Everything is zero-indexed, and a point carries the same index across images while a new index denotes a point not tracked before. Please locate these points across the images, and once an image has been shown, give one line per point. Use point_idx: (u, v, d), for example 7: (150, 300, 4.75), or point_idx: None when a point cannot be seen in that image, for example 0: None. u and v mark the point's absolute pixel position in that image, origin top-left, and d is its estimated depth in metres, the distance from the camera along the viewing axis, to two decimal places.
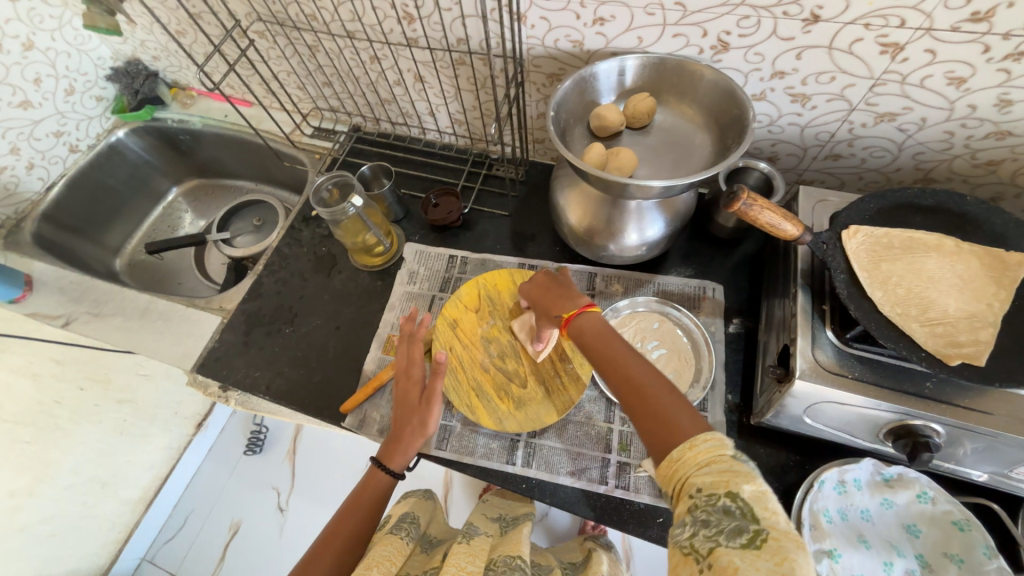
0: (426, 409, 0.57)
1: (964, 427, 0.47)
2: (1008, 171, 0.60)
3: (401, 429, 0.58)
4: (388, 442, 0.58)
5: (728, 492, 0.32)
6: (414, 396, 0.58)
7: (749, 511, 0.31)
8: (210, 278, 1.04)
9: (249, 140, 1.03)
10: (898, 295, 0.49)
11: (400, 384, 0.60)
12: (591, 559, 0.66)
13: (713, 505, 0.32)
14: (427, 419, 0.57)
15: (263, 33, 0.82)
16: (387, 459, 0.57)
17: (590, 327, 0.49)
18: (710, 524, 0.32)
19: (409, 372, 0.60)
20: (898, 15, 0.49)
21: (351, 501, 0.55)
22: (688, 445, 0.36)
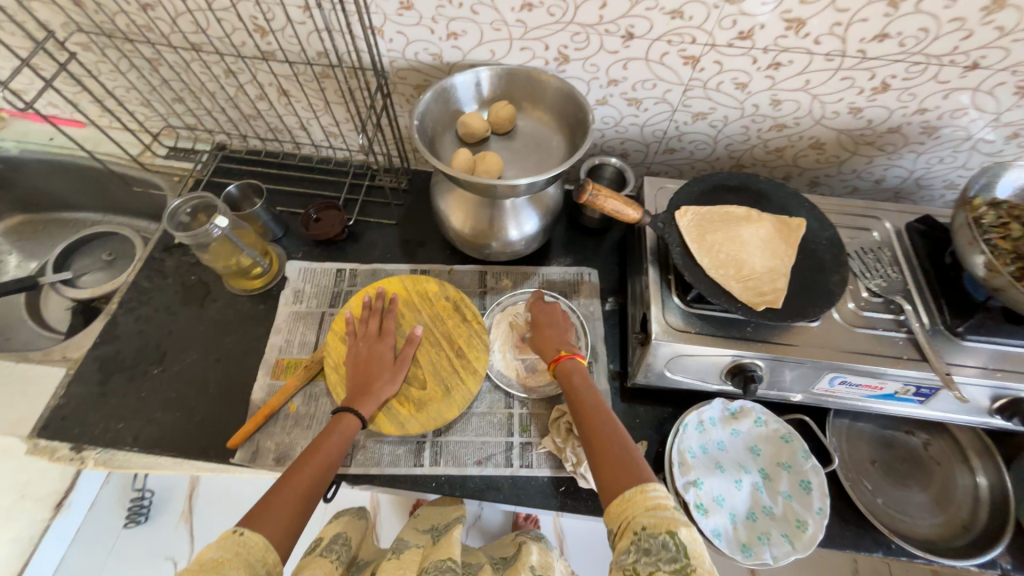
0: (398, 368, 0.64)
1: (776, 359, 0.59)
2: (790, 155, 0.77)
3: (371, 382, 0.62)
4: (356, 391, 0.61)
5: (668, 530, 0.38)
6: (388, 357, 0.64)
7: (685, 547, 0.37)
8: (50, 327, 0.89)
9: (86, 166, 0.90)
10: (720, 259, 0.60)
11: (366, 347, 0.65)
12: (521, 552, 0.61)
13: (654, 539, 0.38)
14: (393, 380, 0.63)
15: (87, 46, 0.73)
16: (354, 409, 0.59)
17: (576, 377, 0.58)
18: (649, 552, 0.38)
19: (378, 337, 0.66)
20: (689, 34, 0.60)
21: (309, 451, 0.54)
22: (639, 489, 0.42)
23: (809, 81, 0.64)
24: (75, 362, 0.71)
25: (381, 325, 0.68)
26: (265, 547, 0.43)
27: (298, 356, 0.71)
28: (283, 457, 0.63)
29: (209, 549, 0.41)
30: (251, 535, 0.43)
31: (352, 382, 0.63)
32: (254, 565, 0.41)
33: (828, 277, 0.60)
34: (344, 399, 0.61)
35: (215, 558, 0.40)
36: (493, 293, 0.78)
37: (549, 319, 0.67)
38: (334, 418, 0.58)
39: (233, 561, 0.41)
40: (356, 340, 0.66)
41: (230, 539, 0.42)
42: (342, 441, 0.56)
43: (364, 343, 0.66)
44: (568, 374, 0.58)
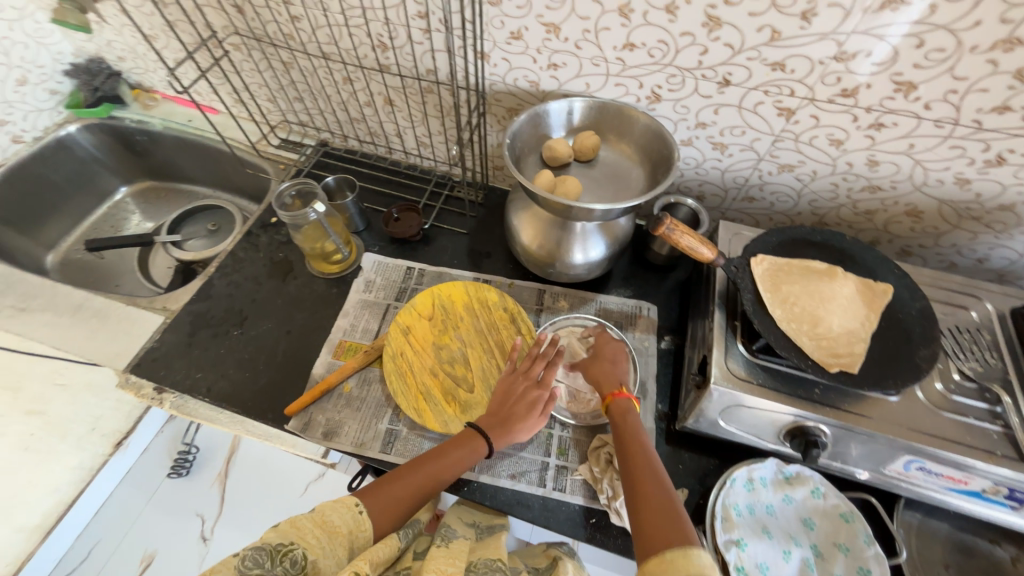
0: (542, 419, 0.61)
1: (845, 427, 0.55)
2: (881, 219, 0.73)
3: (512, 421, 0.60)
4: (493, 421, 0.60)
5: None
6: (541, 407, 0.61)
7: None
8: (153, 280, 1.01)
9: (211, 147, 1.03)
10: (794, 312, 0.58)
11: (521, 385, 0.63)
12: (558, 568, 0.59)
13: None
14: (534, 429, 0.60)
15: (239, 46, 0.85)
16: (483, 440, 0.58)
17: (626, 416, 0.57)
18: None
19: (536, 381, 0.63)
20: (788, 86, 0.60)
21: (431, 456, 0.57)
22: (682, 552, 0.42)
23: (913, 146, 0.62)
24: (171, 313, 0.80)
25: (539, 365, 0.65)
26: (366, 539, 0.50)
27: (359, 341, 0.75)
28: (330, 433, 0.66)
29: (333, 512, 0.49)
30: (363, 517, 0.51)
31: (493, 409, 0.62)
32: (354, 546, 0.49)
33: (914, 349, 0.56)
34: (480, 420, 0.61)
35: (336, 523, 0.49)
36: (549, 312, 0.79)
37: (612, 355, 0.66)
38: (466, 432, 0.59)
39: (343, 535, 0.48)
40: (520, 369, 0.65)
41: (350, 510, 0.51)
42: (458, 468, 0.57)
43: (523, 380, 0.63)
44: (622, 413, 0.58)
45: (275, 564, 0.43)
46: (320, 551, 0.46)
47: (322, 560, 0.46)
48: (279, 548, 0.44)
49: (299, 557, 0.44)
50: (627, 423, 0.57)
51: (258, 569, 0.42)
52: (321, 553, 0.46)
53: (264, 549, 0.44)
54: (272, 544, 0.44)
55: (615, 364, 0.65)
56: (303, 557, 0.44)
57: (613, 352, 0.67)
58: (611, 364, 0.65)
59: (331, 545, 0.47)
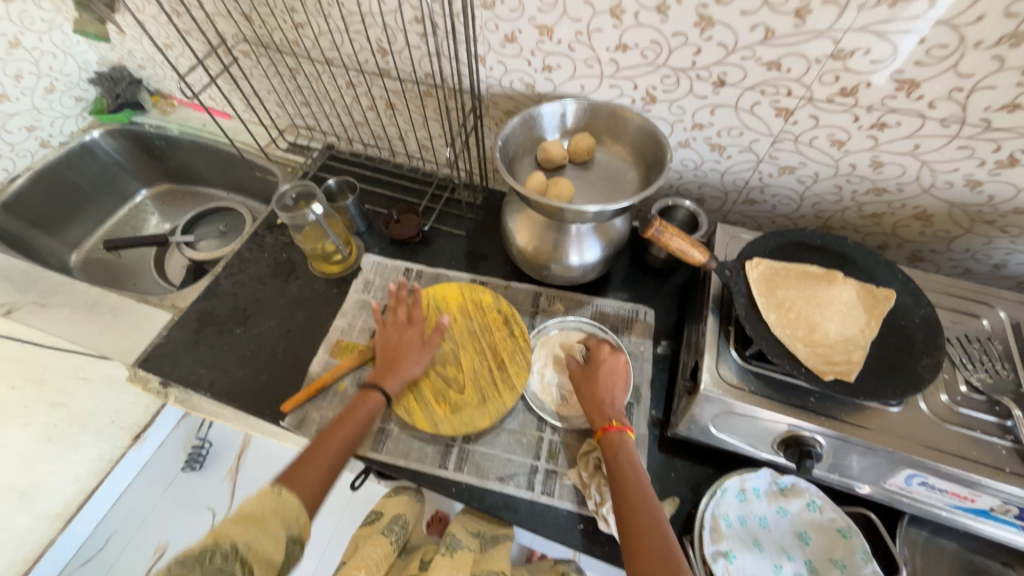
0: (425, 349, 0.68)
1: (840, 437, 0.53)
2: (888, 223, 0.71)
3: (398, 360, 0.66)
4: (381, 370, 0.65)
5: None
6: (415, 341, 0.68)
7: None
8: (167, 279, 1.05)
9: (224, 151, 1.07)
10: (789, 318, 0.56)
11: (397, 331, 0.69)
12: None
13: None
14: (416, 362, 0.66)
15: (248, 53, 0.88)
16: (377, 388, 0.64)
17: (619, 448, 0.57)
18: None
19: (409, 324, 0.70)
20: (785, 86, 0.59)
21: (336, 424, 0.60)
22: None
23: (919, 146, 0.60)
24: (179, 310, 0.83)
25: (410, 315, 0.71)
26: (298, 510, 0.49)
27: (356, 340, 0.77)
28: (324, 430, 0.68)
29: (251, 504, 0.48)
30: (287, 495, 0.49)
31: (378, 361, 0.67)
32: (289, 523, 0.48)
33: (916, 358, 0.53)
34: (369, 376, 0.65)
35: (256, 511, 0.47)
36: (544, 314, 0.79)
37: (607, 379, 0.64)
38: (360, 393, 0.63)
39: (272, 516, 0.47)
40: (387, 325, 0.70)
41: (271, 496, 0.49)
42: (365, 416, 0.61)
43: (395, 328, 0.70)
44: (614, 447, 0.57)
45: (205, 564, 0.41)
46: (250, 536, 0.44)
47: (256, 543, 0.44)
48: (204, 551, 0.42)
49: (229, 550, 0.43)
50: (620, 455, 0.57)
51: (187, 572, 0.41)
52: (252, 537, 0.44)
53: (187, 558, 0.42)
54: (193, 551, 0.42)
55: (607, 388, 0.63)
56: (234, 549, 0.43)
57: (608, 375, 0.64)
58: (603, 389, 0.63)
59: (262, 530, 0.45)
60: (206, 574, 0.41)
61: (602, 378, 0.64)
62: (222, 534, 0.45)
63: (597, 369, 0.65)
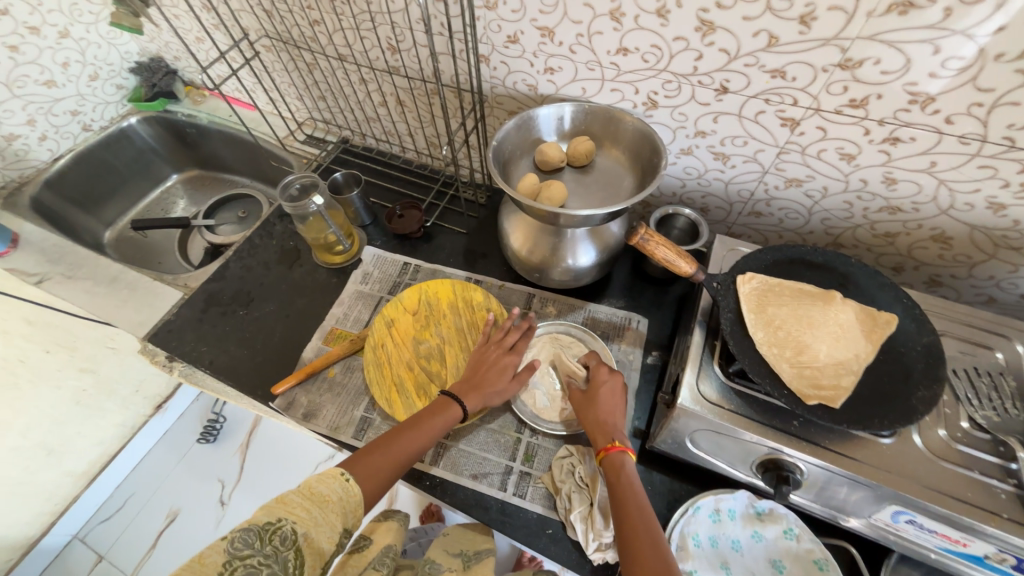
0: (512, 384, 0.64)
1: (823, 466, 0.51)
2: (904, 244, 0.67)
3: (484, 382, 0.63)
4: (466, 385, 0.63)
5: None
6: (509, 372, 0.64)
7: None
8: (188, 260, 1.10)
9: (247, 140, 1.12)
10: (777, 336, 0.54)
11: (495, 353, 0.66)
12: None
13: None
14: (504, 392, 0.63)
15: (269, 48, 0.92)
16: (460, 401, 0.61)
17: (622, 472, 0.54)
18: None
19: (510, 350, 0.66)
20: (790, 95, 0.57)
21: (409, 424, 0.59)
22: None
23: (935, 164, 0.56)
24: (191, 290, 0.87)
25: (516, 343, 0.68)
26: (358, 502, 0.49)
27: (349, 329, 0.78)
28: (310, 414, 0.70)
29: (320, 484, 0.48)
30: (352, 485, 0.49)
31: (466, 375, 0.65)
32: (346, 515, 0.47)
33: (912, 389, 0.50)
34: (454, 386, 0.63)
35: (323, 494, 0.47)
36: (535, 316, 0.78)
37: (607, 401, 0.61)
38: (442, 401, 0.61)
39: (334, 504, 0.47)
40: (487, 343, 0.68)
41: (336, 480, 0.49)
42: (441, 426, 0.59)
43: (494, 349, 0.67)
44: (617, 471, 0.54)
45: (263, 543, 0.41)
46: (311, 521, 0.44)
47: (314, 529, 0.44)
48: (267, 526, 0.43)
49: (289, 532, 0.43)
50: (623, 479, 0.54)
51: (247, 551, 0.40)
52: (313, 522, 0.45)
53: (252, 529, 0.42)
54: (259, 523, 0.43)
55: (610, 410, 0.60)
56: (292, 532, 0.43)
57: (609, 397, 0.61)
58: (604, 410, 0.60)
59: (323, 515, 0.46)
60: (262, 557, 0.41)
61: (602, 401, 0.61)
62: (287, 506, 0.45)
63: (597, 393, 0.61)
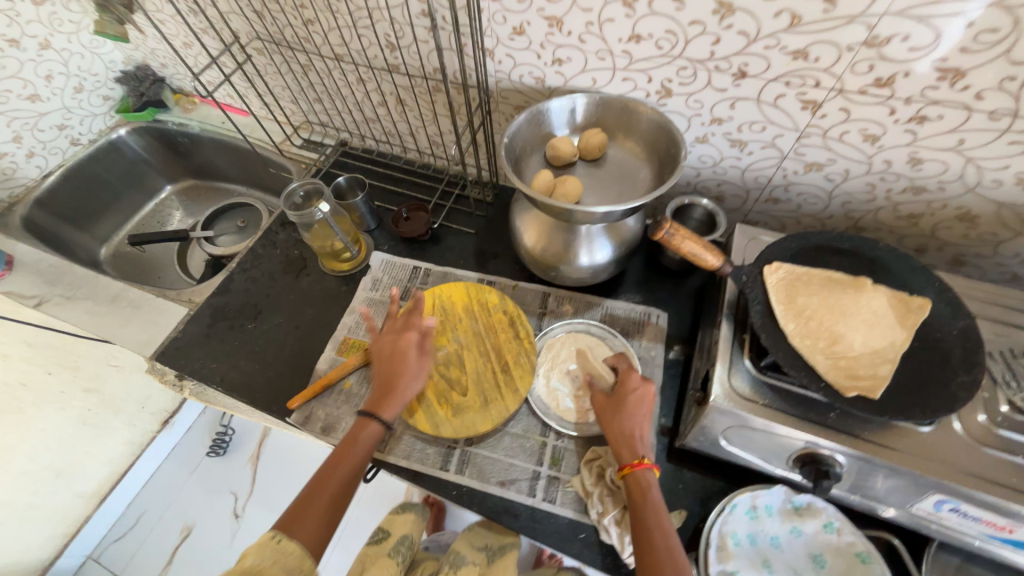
0: (422, 362, 0.63)
1: (862, 457, 0.49)
2: (927, 224, 0.65)
3: (394, 378, 0.61)
4: (381, 394, 0.61)
5: None
6: (410, 352, 0.63)
7: None
8: (188, 273, 1.08)
9: (242, 147, 1.09)
10: (810, 327, 0.52)
11: (392, 342, 0.64)
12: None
13: None
14: (413, 377, 0.62)
15: (261, 50, 0.89)
16: (376, 411, 0.59)
17: (645, 491, 0.52)
18: None
19: (405, 330, 0.66)
20: (813, 76, 0.55)
21: (337, 453, 0.57)
22: None
23: (964, 142, 0.54)
24: (195, 305, 0.85)
25: (410, 323, 0.67)
26: (299, 556, 0.49)
27: (362, 338, 0.77)
28: (328, 428, 0.68)
29: (251, 556, 0.47)
30: (285, 543, 0.49)
31: (377, 379, 0.63)
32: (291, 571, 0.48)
33: (951, 374, 0.49)
34: (369, 400, 0.61)
35: (257, 563, 0.47)
36: (552, 315, 0.77)
37: (632, 409, 0.57)
38: (358, 418, 0.59)
39: (271, 568, 0.47)
40: (379, 341, 0.66)
41: (269, 547, 0.48)
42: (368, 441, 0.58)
43: (388, 340, 0.65)
44: (642, 490, 0.52)
45: None
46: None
47: None
48: None
49: None
50: (647, 499, 0.52)
51: None
52: None
53: None
54: None
55: (635, 420, 0.57)
56: None
57: (638, 406, 0.57)
58: (629, 420, 0.56)
59: None
60: None
61: (629, 409, 0.57)
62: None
63: (625, 399, 0.58)
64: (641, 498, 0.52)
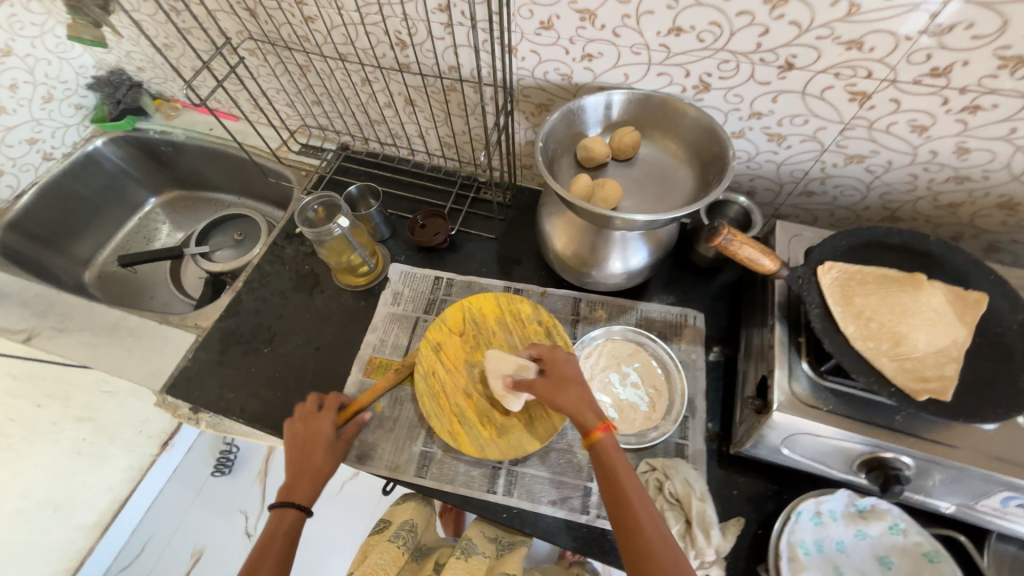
0: (339, 442, 0.62)
1: (931, 459, 0.49)
2: (966, 213, 0.64)
3: (309, 456, 0.59)
4: (295, 477, 0.58)
5: None
6: (323, 429, 0.61)
7: None
8: (185, 292, 1.02)
9: (233, 155, 1.02)
10: (871, 329, 0.51)
11: (311, 418, 0.62)
12: None
13: None
14: (330, 456, 0.60)
15: (254, 51, 0.82)
16: (294, 497, 0.57)
17: (610, 455, 0.51)
18: None
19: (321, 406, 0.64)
20: (865, 67, 0.52)
21: (260, 550, 0.53)
22: None
23: (1016, 130, 0.53)
24: (203, 330, 0.79)
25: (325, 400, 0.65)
26: None
27: (389, 357, 0.73)
28: (364, 455, 0.65)
29: None
30: None
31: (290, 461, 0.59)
32: None
33: (1017, 371, 0.48)
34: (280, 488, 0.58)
35: None
36: (585, 322, 0.74)
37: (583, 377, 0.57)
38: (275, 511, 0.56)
39: None
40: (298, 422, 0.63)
41: None
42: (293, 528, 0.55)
43: (305, 419, 0.62)
44: (607, 457, 0.51)
45: None
46: None
47: None
48: None
49: None
50: (614, 466, 0.51)
51: None
52: None
53: None
54: None
55: (584, 385, 0.56)
56: None
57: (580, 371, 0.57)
58: (579, 387, 0.56)
59: None
60: None
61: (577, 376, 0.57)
62: None
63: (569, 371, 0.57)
64: (608, 465, 0.51)
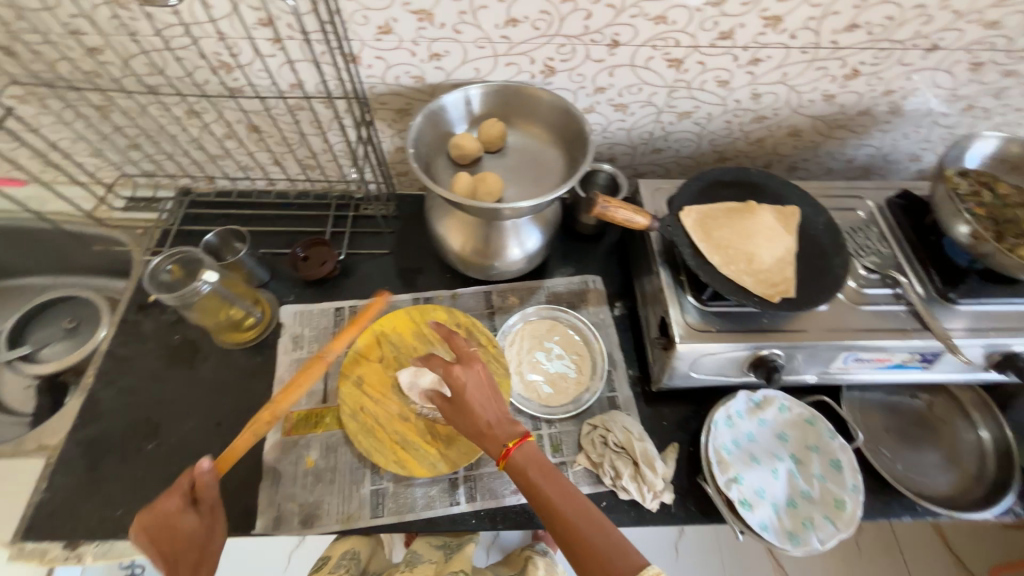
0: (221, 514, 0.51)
1: (793, 345, 0.60)
2: (770, 144, 0.79)
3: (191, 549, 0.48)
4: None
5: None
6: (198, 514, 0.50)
7: None
8: (10, 410, 0.80)
9: (33, 227, 0.83)
10: (730, 255, 0.61)
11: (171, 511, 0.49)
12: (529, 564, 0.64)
13: None
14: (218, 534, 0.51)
15: (27, 98, 0.67)
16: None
17: (527, 467, 0.50)
18: None
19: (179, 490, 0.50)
20: (673, 37, 0.61)
21: None
22: None
23: (786, 74, 0.67)
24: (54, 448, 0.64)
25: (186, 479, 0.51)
26: None
27: (307, 407, 0.66)
28: (309, 517, 0.59)
29: None
30: None
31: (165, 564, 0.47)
32: None
33: (830, 261, 0.62)
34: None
35: None
36: (501, 312, 0.76)
37: (477, 397, 0.54)
38: None
39: None
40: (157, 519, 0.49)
41: None
42: None
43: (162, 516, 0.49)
44: (523, 473, 0.50)
45: None
46: None
47: None
48: None
49: None
50: (530, 478, 0.50)
51: None
52: None
53: None
54: None
55: (483, 406, 0.54)
56: None
57: (474, 394, 0.54)
58: (477, 410, 0.54)
59: None
60: None
61: (470, 402, 0.54)
62: None
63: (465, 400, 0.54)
64: (526, 481, 0.50)
